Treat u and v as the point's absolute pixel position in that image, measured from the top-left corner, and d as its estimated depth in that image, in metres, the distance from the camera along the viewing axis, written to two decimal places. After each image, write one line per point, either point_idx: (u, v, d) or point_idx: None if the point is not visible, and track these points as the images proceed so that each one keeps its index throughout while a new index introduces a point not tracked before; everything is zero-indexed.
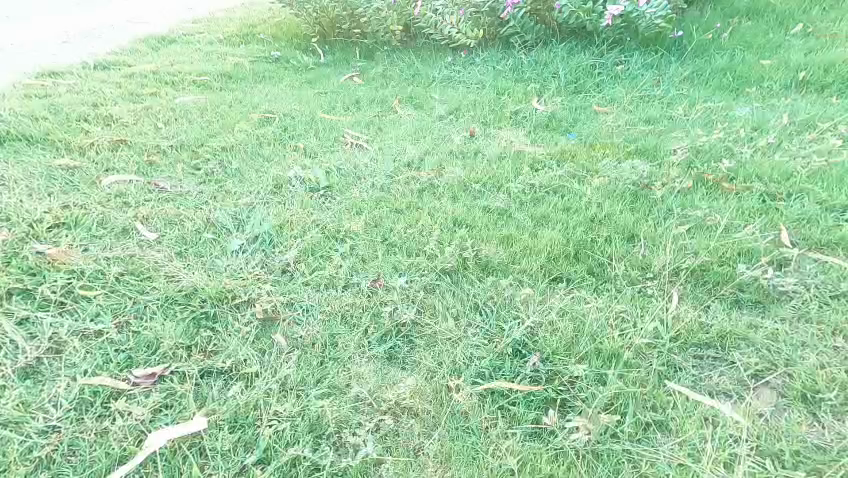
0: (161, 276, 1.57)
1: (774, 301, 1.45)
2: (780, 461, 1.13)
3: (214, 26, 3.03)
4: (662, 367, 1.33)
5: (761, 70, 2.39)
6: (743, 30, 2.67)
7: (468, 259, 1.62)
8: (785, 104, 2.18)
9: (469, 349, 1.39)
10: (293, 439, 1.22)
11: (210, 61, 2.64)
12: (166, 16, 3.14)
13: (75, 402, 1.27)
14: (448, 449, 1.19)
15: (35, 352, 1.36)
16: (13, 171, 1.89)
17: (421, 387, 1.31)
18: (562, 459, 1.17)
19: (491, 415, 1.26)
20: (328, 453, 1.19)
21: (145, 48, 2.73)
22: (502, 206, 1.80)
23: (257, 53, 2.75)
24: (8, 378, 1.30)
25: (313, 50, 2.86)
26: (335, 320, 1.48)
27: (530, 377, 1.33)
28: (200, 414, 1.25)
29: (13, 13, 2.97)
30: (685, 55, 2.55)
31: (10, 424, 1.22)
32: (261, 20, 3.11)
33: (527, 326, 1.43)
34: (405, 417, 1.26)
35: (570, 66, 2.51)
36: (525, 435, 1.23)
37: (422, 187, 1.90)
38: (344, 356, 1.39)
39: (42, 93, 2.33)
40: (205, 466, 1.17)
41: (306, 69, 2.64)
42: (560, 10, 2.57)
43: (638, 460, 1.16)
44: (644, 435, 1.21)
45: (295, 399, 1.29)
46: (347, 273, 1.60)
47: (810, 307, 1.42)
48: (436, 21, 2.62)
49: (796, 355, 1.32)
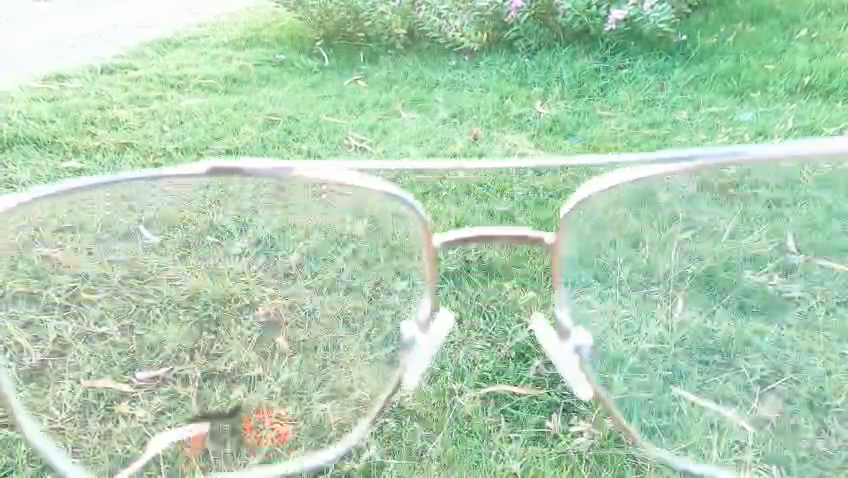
0: (164, 280, 1.61)
1: (780, 307, 1.51)
2: (786, 468, 1.21)
3: (219, 29, 2.87)
4: (666, 373, 1.38)
5: (764, 74, 2.40)
6: (748, 36, 2.66)
7: (471, 263, 1.65)
8: (789, 109, 2.19)
9: (471, 352, 1.43)
10: (295, 441, 1.28)
11: (213, 65, 2.59)
12: (170, 16, 2.96)
13: (80, 405, 1.33)
14: (450, 452, 1.24)
15: (39, 354, 1.42)
16: (21, 176, 1.92)
17: (426, 392, 1.35)
18: (565, 463, 1.21)
19: (495, 418, 1.31)
20: (330, 455, 1.24)
21: (149, 51, 2.67)
22: (505, 210, 1.80)
23: (261, 56, 2.64)
24: (13, 381, 1.37)
25: (317, 53, 2.69)
26: (336, 322, 1.50)
27: (534, 381, 1.38)
28: (216, 422, 1.31)
29: (12, 13, 2.89)
30: (689, 60, 2.55)
31: (14, 424, 1.28)
32: (265, 24, 2.89)
33: (532, 330, 1.47)
34: (409, 420, 1.30)
35: (573, 70, 2.51)
36: (528, 439, 1.27)
37: (425, 190, 1.88)
38: (345, 359, 1.40)
39: (47, 97, 2.34)
40: (206, 468, 1.23)
41: (310, 72, 2.58)
42: (562, 14, 2.66)
43: (643, 465, 1.22)
44: (649, 440, 1.26)
45: (297, 402, 1.34)
46: (349, 276, 1.61)
47: (816, 314, 1.49)
48: (440, 25, 2.66)
49: (804, 362, 1.40)
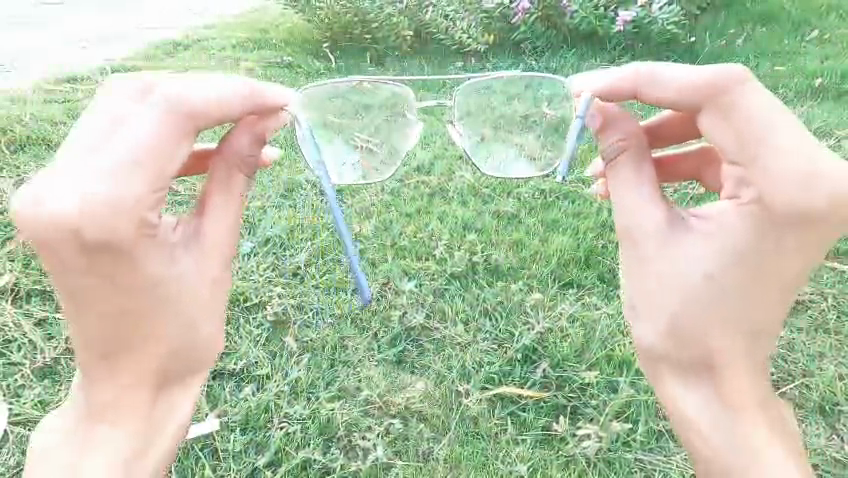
0: None
1: (790, 310, 1.55)
2: None
3: (225, 29, 2.87)
4: None
5: (777, 72, 2.40)
6: (757, 37, 2.66)
7: (477, 264, 1.63)
8: (802, 110, 2.17)
9: (478, 355, 1.43)
10: (303, 441, 1.28)
11: (221, 65, 2.55)
12: (174, 16, 2.97)
13: None
14: (457, 454, 1.25)
15: (53, 352, 1.46)
16: (29, 172, 1.92)
17: (431, 393, 1.36)
18: (572, 466, 1.23)
19: (501, 421, 1.31)
20: (340, 455, 1.26)
21: (159, 52, 2.65)
22: (511, 211, 1.78)
23: (268, 58, 2.63)
24: (27, 379, 1.41)
25: (325, 55, 2.69)
26: (345, 323, 1.51)
27: (539, 382, 1.38)
28: (225, 420, 1.32)
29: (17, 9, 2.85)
30: (697, 62, 2.56)
31: (30, 422, 1.34)
32: (273, 25, 2.91)
33: (537, 331, 1.46)
34: (415, 420, 1.32)
35: (581, 70, 2.49)
36: (533, 441, 1.28)
37: (432, 192, 1.87)
38: (354, 359, 1.43)
39: (58, 97, 2.33)
40: (217, 467, 1.25)
41: (317, 72, 2.54)
42: (570, 16, 2.65)
43: (650, 469, 1.23)
44: (656, 444, 1.27)
45: (306, 402, 1.34)
46: (357, 276, 1.61)
47: (827, 317, 1.53)
48: (446, 27, 2.66)
49: (814, 366, 1.43)
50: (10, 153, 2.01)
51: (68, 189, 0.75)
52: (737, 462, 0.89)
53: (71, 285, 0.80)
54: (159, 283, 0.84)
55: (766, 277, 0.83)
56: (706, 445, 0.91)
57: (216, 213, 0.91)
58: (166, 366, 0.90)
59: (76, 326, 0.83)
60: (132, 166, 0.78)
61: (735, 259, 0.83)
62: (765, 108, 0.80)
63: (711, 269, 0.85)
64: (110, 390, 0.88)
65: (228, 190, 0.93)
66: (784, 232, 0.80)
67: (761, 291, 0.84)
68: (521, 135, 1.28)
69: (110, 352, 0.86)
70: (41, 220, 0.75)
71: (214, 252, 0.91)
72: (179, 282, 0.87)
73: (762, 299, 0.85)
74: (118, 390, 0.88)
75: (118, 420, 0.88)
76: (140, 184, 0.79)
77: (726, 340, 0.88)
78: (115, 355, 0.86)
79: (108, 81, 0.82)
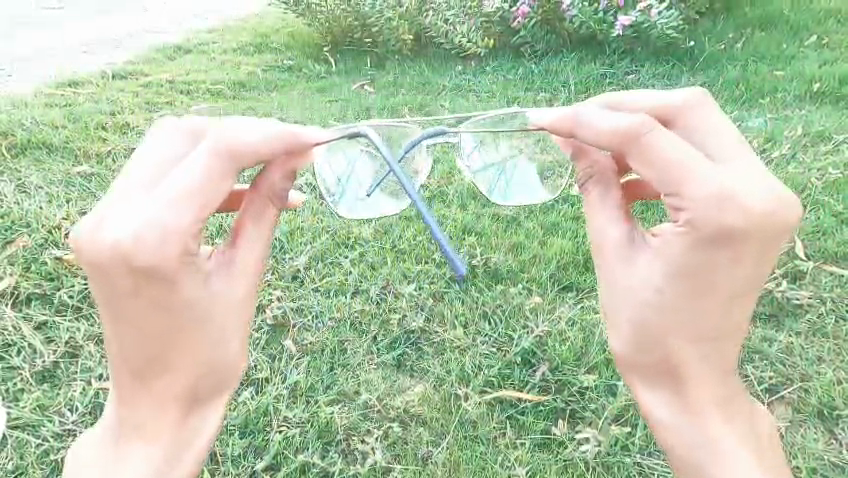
0: None
1: (789, 315, 1.56)
2: None
3: (227, 33, 2.88)
4: None
5: (776, 77, 2.40)
6: (756, 41, 2.67)
7: (477, 267, 1.63)
8: (799, 116, 2.18)
9: (478, 358, 1.43)
10: (303, 445, 1.29)
11: (222, 70, 2.55)
12: (175, 19, 2.98)
13: (90, 406, 1.38)
14: (456, 459, 1.26)
15: (52, 356, 1.47)
16: (30, 176, 1.92)
17: (430, 395, 1.36)
18: (570, 470, 1.24)
19: (500, 424, 1.32)
20: (338, 459, 1.27)
21: (159, 56, 2.66)
22: (511, 214, 1.79)
23: (270, 61, 2.64)
24: (26, 382, 1.42)
25: (325, 59, 2.70)
26: (344, 326, 1.51)
27: (539, 386, 1.39)
28: (224, 423, 1.32)
29: (19, 12, 2.86)
30: (697, 64, 2.55)
31: (28, 426, 1.34)
32: (273, 29, 2.91)
33: (537, 335, 1.46)
34: (414, 425, 1.32)
35: (581, 73, 2.50)
36: (532, 445, 1.29)
37: (431, 194, 1.86)
38: (353, 362, 1.44)
39: (59, 101, 2.33)
40: (216, 471, 1.26)
41: (318, 77, 2.55)
42: (569, 20, 2.64)
43: (648, 473, 1.23)
44: (655, 447, 1.27)
45: (305, 406, 1.35)
46: (356, 279, 1.62)
47: (826, 322, 1.53)
48: (446, 31, 2.66)
49: (813, 370, 1.43)
50: (10, 156, 2.01)
51: (127, 223, 0.79)
52: (706, 462, 0.93)
53: (109, 302, 0.83)
54: (192, 304, 0.85)
55: (708, 286, 0.87)
56: (682, 449, 0.94)
57: (248, 243, 0.90)
58: (194, 386, 0.91)
59: (114, 342, 0.86)
60: (182, 198, 0.81)
61: (681, 272, 0.86)
62: (683, 150, 0.83)
63: (661, 283, 0.88)
64: (140, 406, 0.89)
65: (261, 222, 0.92)
66: (719, 250, 0.84)
67: (708, 299, 0.88)
68: (519, 143, 1.17)
69: (143, 369, 0.87)
70: (99, 251, 0.79)
71: (242, 278, 0.89)
72: (212, 303, 0.87)
73: (712, 306, 0.88)
74: (147, 405, 0.89)
75: (147, 437, 0.90)
76: (188, 213, 0.81)
77: (684, 348, 0.91)
78: (148, 372, 0.88)
79: (163, 133, 0.87)
